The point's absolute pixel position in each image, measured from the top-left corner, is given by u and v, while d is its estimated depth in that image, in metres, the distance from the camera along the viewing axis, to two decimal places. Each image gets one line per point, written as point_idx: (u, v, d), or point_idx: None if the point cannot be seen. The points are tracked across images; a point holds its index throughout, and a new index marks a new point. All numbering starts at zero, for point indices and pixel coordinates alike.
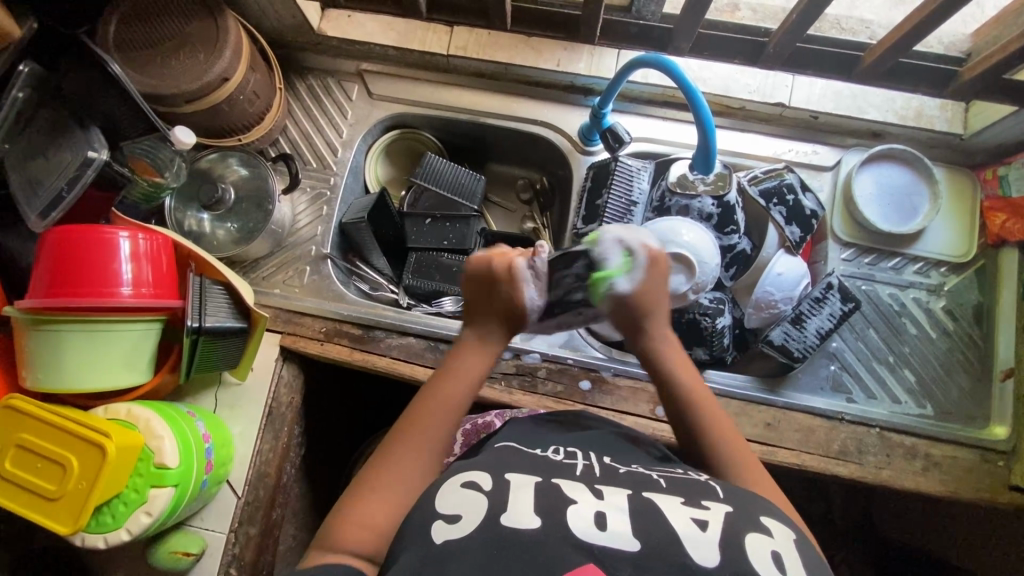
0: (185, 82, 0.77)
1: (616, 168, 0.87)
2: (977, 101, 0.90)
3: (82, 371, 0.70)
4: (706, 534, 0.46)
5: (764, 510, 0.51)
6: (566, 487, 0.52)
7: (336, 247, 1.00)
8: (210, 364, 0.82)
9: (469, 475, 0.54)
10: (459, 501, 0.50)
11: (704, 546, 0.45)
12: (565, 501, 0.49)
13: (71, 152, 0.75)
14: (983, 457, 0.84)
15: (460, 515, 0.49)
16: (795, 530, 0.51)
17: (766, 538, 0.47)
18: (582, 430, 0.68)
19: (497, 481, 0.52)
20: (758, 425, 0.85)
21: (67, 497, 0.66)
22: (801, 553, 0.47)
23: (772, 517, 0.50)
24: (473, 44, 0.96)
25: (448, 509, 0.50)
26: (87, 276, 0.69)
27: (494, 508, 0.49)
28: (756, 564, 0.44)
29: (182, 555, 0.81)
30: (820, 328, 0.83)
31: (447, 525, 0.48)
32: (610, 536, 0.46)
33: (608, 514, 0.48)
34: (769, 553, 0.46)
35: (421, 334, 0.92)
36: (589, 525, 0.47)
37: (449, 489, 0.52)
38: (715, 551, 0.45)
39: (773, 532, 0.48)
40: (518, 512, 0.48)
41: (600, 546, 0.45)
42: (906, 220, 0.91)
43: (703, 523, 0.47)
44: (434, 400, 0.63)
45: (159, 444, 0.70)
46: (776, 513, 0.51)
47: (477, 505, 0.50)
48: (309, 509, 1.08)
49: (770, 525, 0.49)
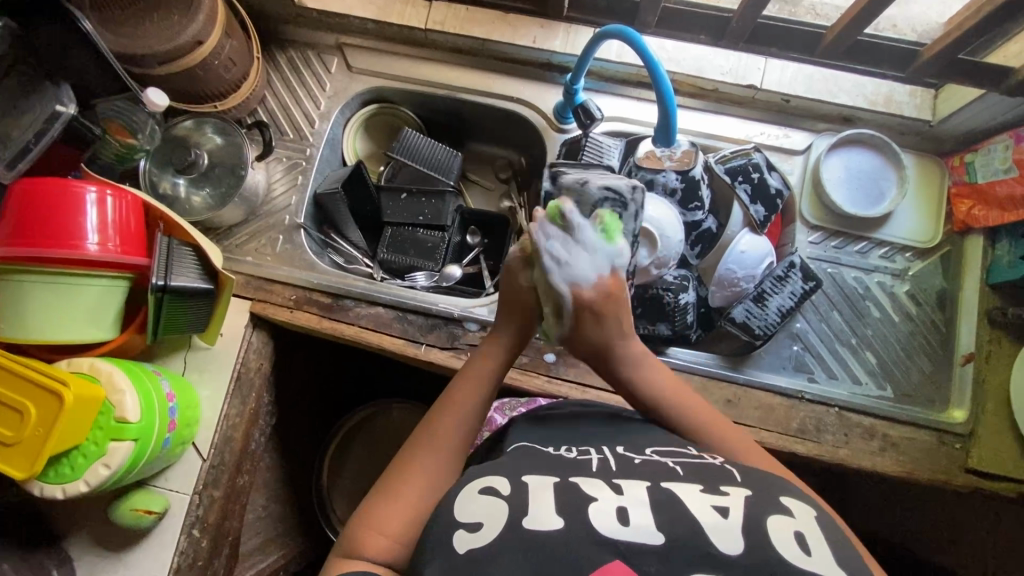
0: (155, 43, 0.78)
1: (586, 144, 0.89)
2: (946, 87, 0.90)
3: (46, 324, 0.71)
4: (728, 521, 0.47)
5: (785, 491, 0.52)
6: (586, 486, 0.52)
7: (310, 218, 1.01)
8: (177, 325, 0.83)
9: (484, 480, 0.54)
10: (481, 508, 0.51)
11: (727, 534, 0.46)
12: (586, 500, 0.50)
13: (40, 106, 0.76)
14: (940, 440, 0.85)
15: (481, 524, 0.49)
16: (814, 506, 0.52)
17: (789, 519, 0.48)
18: (574, 425, 0.69)
19: (514, 485, 0.53)
20: (719, 402, 0.86)
21: (24, 443, 0.67)
22: (824, 531, 0.48)
23: (793, 497, 0.51)
24: (451, 19, 0.97)
25: (469, 517, 0.50)
26: (52, 227, 0.70)
27: (514, 513, 0.49)
28: (782, 548, 0.45)
29: (143, 513, 0.81)
30: (782, 306, 0.84)
31: (468, 534, 0.49)
32: (634, 531, 0.47)
33: (631, 509, 0.49)
34: (791, 533, 0.46)
35: (389, 304, 0.93)
36: (613, 522, 0.48)
37: (467, 495, 0.53)
38: (738, 539, 0.45)
39: (795, 512, 0.49)
40: (541, 514, 0.49)
41: (625, 542, 0.46)
42: (873, 205, 0.92)
43: (723, 510, 0.48)
44: (452, 409, 0.65)
45: (120, 398, 0.71)
46: (795, 491, 0.52)
47: (498, 513, 0.50)
48: (277, 479, 1.10)
49: (792, 505, 0.50)
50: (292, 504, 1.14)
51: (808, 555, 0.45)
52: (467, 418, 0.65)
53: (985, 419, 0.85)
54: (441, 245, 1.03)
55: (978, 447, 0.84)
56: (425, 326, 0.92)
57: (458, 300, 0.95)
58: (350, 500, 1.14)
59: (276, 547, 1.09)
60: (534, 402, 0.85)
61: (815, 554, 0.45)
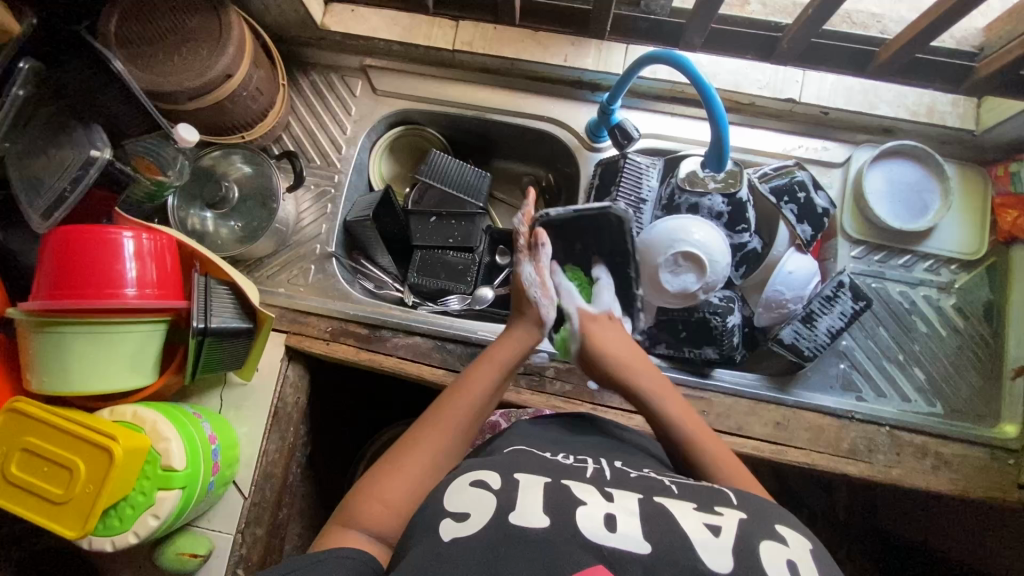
0: (187, 79, 0.76)
1: (625, 166, 0.86)
2: (989, 96, 0.88)
3: (88, 375, 0.70)
4: (718, 540, 0.46)
5: (779, 520, 0.50)
6: (576, 489, 0.51)
7: (340, 245, 0.99)
8: (215, 364, 0.81)
9: (477, 473, 0.54)
10: (469, 501, 0.50)
11: (717, 554, 0.45)
12: (574, 503, 0.49)
13: (73, 150, 0.74)
14: (992, 455, 0.84)
15: (468, 513, 0.49)
16: (808, 536, 0.50)
17: (781, 547, 0.47)
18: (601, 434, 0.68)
19: (505, 480, 0.52)
20: (768, 424, 0.84)
21: (74, 501, 0.65)
22: (817, 561, 0.47)
23: (787, 525, 0.50)
24: (479, 39, 0.95)
25: (457, 507, 0.50)
26: (93, 277, 0.68)
27: (501, 507, 0.49)
28: (768, 567, 0.44)
29: (188, 557, 0.80)
30: (831, 327, 0.82)
31: (455, 523, 0.48)
32: (620, 538, 0.46)
33: (619, 516, 0.48)
34: (783, 561, 0.45)
35: (427, 333, 0.91)
36: (598, 527, 0.46)
37: (459, 488, 0.52)
38: (728, 557, 0.45)
39: (786, 539, 0.48)
40: (526, 510, 0.48)
41: (610, 548, 0.45)
42: (916, 217, 0.91)
43: (715, 528, 0.47)
44: (461, 393, 0.66)
45: (166, 446, 0.69)
46: (791, 520, 0.51)
47: (485, 504, 0.49)
48: (316, 508, 1.09)
49: (785, 533, 0.49)
50: None
51: None
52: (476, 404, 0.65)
53: None
54: (472, 267, 1.01)
55: None
56: (464, 355, 0.90)
57: (496, 327, 0.93)
58: None
59: None
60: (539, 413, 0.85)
61: None
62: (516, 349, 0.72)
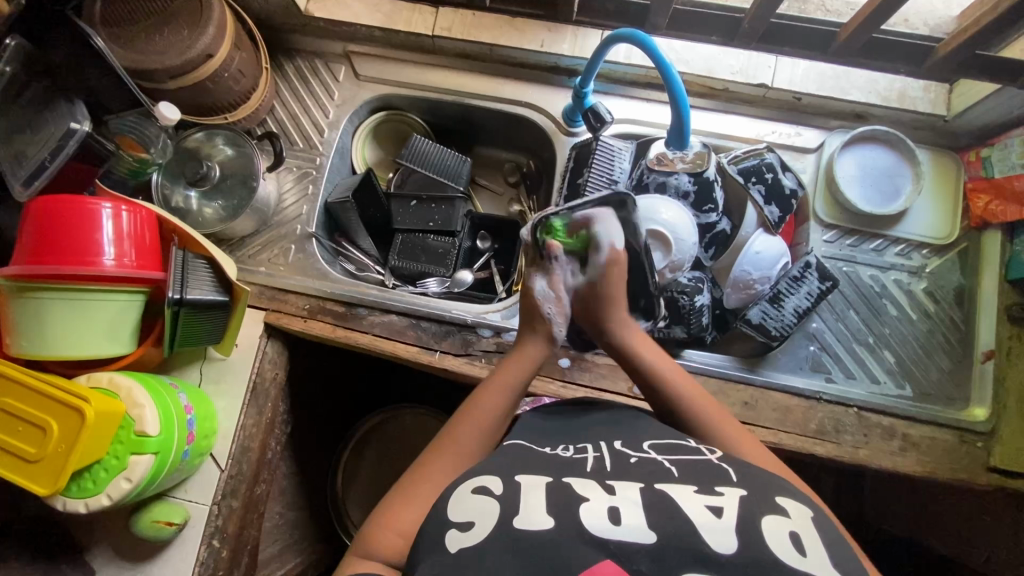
0: (167, 58, 0.79)
1: (597, 148, 0.88)
2: (961, 82, 0.89)
3: (67, 341, 0.72)
4: (721, 521, 0.46)
5: (781, 491, 0.51)
6: (578, 486, 0.51)
7: (322, 226, 1.02)
8: (193, 337, 0.83)
9: (480, 479, 0.53)
10: (473, 508, 0.50)
11: (719, 533, 0.45)
12: (578, 501, 0.49)
13: (56, 124, 0.77)
14: (960, 438, 0.84)
15: (473, 522, 0.48)
16: (811, 506, 0.51)
17: (784, 519, 0.47)
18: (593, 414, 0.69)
19: (507, 485, 0.52)
20: (737, 404, 0.85)
21: (47, 460, 0.68)
22: (820, 533, 0.47)
23: (790, 498, 0.50)
24: (458, 25, 0.97)
25: (461, 517, 0.49)
26: (71, 246, 0.71)
27: (506, 512, 0.48)
28: (774, 547, 0.44)
29: (164, 524, 0.82)
30: (798, 307, 0.84)
31: (460, 534, 0.48)
32: (626, 530, 0.46)
33: (622, 509, 0.48)
34: (786, 533, 0.46)
35: (403, 311, 0.93)
36: (603, 520, 0.47)
37: (462, 495, 0.52)
38: (732, 537, 0.45)
39: (789, 511, 0.48)
40: (530, 513, 0.48)
41: (615, 541, 0.45)
42: (889, 202, 0.92)
43: (717, 510, 0.47)
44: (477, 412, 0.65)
45: (140, 412, 0.71)
46: (793, 492, 0.51)
47: (489, 512, 0.49)
48: (293, 487, 1.10)
49: (788, 506, 0.49)
50: (309, 512, 1.15)
51: (802, 555, 0.44)
52: (489, 425, 0.64)
53: (1008, 419, 0.83)
54: (452, 251, 1.02)
55: (1001, 446, 0.82)
56: (438, 333, 0.92)
57: (471, 306, 0.95)
58: (368, 510, 1.14)
59: (294, 555, 1.09)
60: (539, 401, 0.86)
61: (810, 556, 0.44)
62: (530, 364, 0.71)
